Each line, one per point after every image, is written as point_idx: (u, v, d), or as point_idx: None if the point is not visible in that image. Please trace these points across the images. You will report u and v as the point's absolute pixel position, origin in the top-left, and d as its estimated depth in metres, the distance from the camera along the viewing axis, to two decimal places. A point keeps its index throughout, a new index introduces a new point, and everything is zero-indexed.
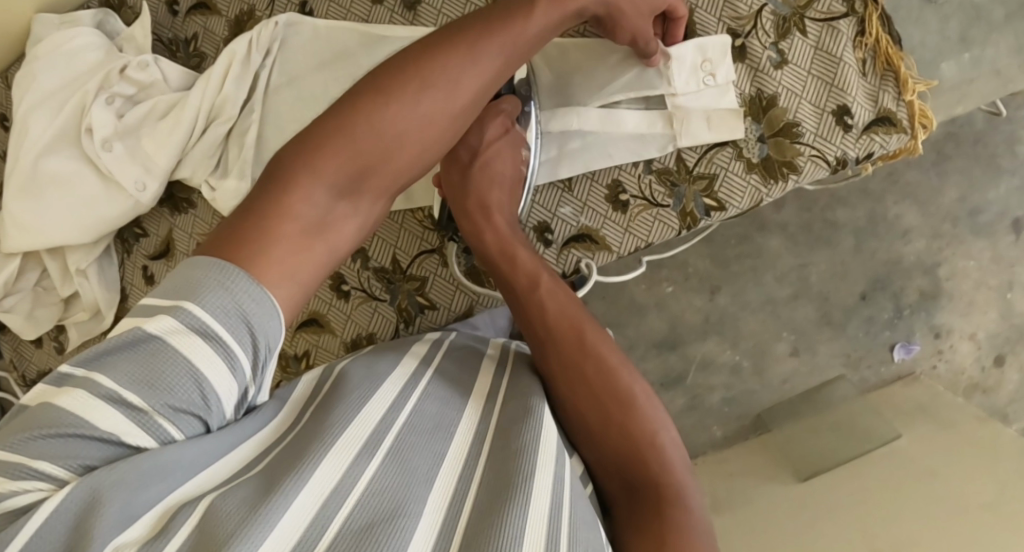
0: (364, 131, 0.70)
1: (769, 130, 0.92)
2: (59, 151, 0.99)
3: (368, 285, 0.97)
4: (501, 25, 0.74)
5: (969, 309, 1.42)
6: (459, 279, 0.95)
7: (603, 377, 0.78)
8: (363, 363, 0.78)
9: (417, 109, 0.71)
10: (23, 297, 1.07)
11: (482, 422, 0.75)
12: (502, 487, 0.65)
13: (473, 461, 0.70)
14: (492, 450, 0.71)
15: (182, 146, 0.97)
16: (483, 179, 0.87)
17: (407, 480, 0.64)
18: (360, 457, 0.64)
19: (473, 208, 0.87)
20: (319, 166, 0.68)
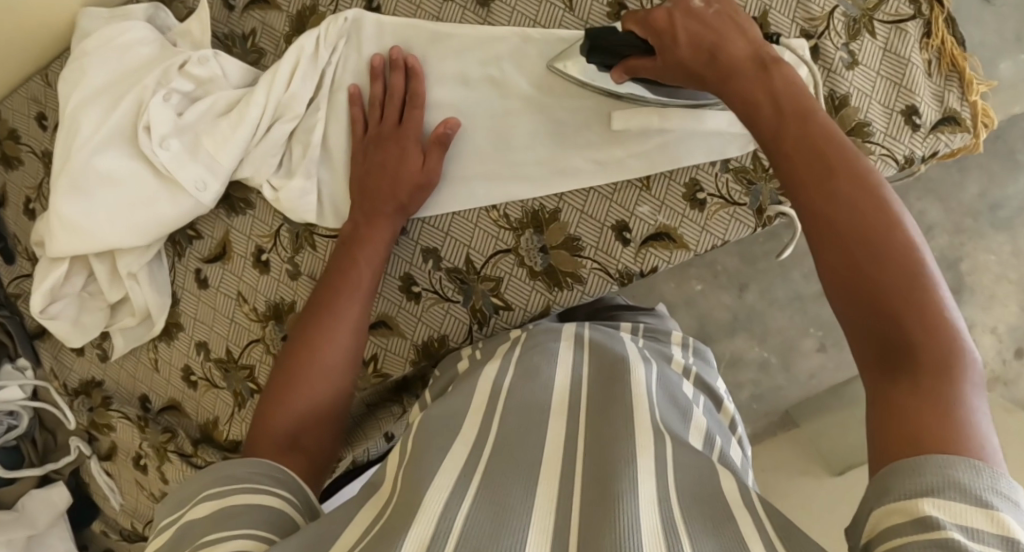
0: (306, 378, 0.82)
1: (841, 129, 0.93)
2: (110, 150, 0.94)
3: (439, 286, 0.95)
4: (357, 261, 0.90)
5: (989, 303, 1.47)
6: (535, 279, 0.94)
7: (869, 211, 0.61)
8: (436, 426, 0.76)
9: (335, 338, 0.85)
10: (69, 302, 1.02)
11: (570, 430, 0.76)
12: (598, 495, 0.64)
13: (573, 464, 0.70)
14: (586, 457, 0.70)
15: (245, 145, 0.94)
16: (715, 48, 0.76)
17: (508, 507, 0.62)
18: (452, 498, 0.63)
19: (736, 75, 0.74)
20: (275, 414, 0.80)
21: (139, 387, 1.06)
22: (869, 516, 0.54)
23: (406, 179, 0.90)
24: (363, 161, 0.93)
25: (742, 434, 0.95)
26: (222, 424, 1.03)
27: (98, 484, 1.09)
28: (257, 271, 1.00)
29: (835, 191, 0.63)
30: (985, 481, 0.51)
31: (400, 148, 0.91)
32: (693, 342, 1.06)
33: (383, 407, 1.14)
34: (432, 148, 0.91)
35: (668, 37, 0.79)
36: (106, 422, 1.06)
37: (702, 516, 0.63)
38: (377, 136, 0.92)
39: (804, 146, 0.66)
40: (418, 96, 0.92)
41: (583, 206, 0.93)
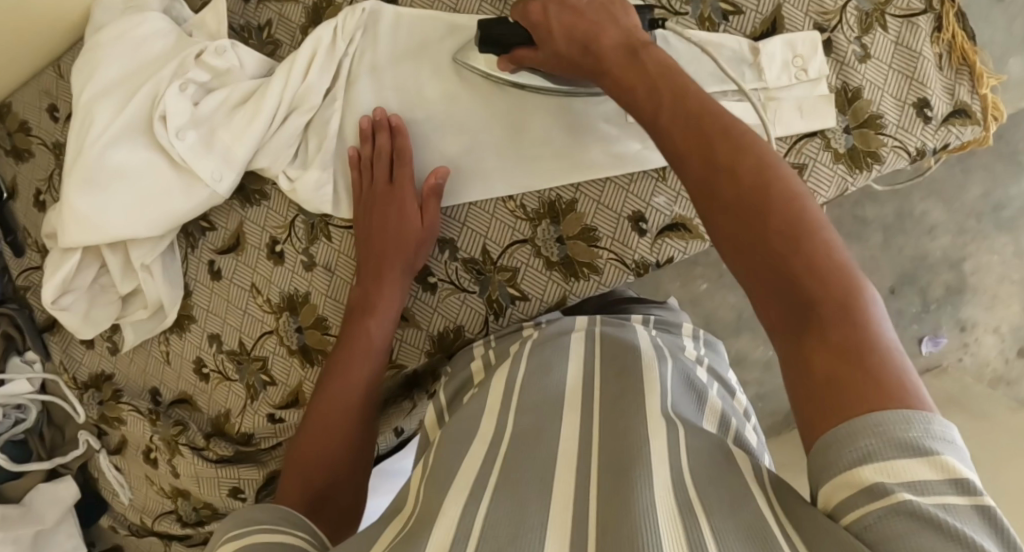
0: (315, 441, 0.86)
1: (854, 121, 0.94)
2: (124, 142, 0.94)
3: (456, 277, 0.95)
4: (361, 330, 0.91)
5: (992, 303, 1.49)
6: (552, 269, 0.94)
7: (763, 179, 0.65)
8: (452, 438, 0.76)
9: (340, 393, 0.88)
10: (80, 295, 1.01)
11: (586, 423, 0.75)
12: (618, 488, 0.62)
13: (587, 454, 0.70)
14: (601, 448, 0.70)
15: (262, 136, 0.94)
16: (594, 35, 0.80)
17: (522, 503, 0.62)
18: (466, 504, 0.62)
19: (617, 70, 0.78)
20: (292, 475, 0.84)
21: (149, 381, 1.06)
22: (819, 492, 0.57)
23: (411, 233, 0.92)
24: (362, 223, 0.94)
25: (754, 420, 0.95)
26: (234, 416, 1.03)
27: (107, 478, 1.08)
28: (271, 262, 0.99)
29: (725, 163, 0.66)
30: (919, 428, 0.54)
31: (396, 206, 0.92)
32: (702, 333, 1.06)
33: (394, 403, 1.14)
34: (428, 198, 0.92)
35: (544, 30, 0.83)
36: (117, 415, 1.05)
37: (720, 493, 0.62)
38: (371, 197, 0.93)
39: (684, 125, 0.70)
40: (405, 153, 0.93)
41: (600, 197, 0.93)
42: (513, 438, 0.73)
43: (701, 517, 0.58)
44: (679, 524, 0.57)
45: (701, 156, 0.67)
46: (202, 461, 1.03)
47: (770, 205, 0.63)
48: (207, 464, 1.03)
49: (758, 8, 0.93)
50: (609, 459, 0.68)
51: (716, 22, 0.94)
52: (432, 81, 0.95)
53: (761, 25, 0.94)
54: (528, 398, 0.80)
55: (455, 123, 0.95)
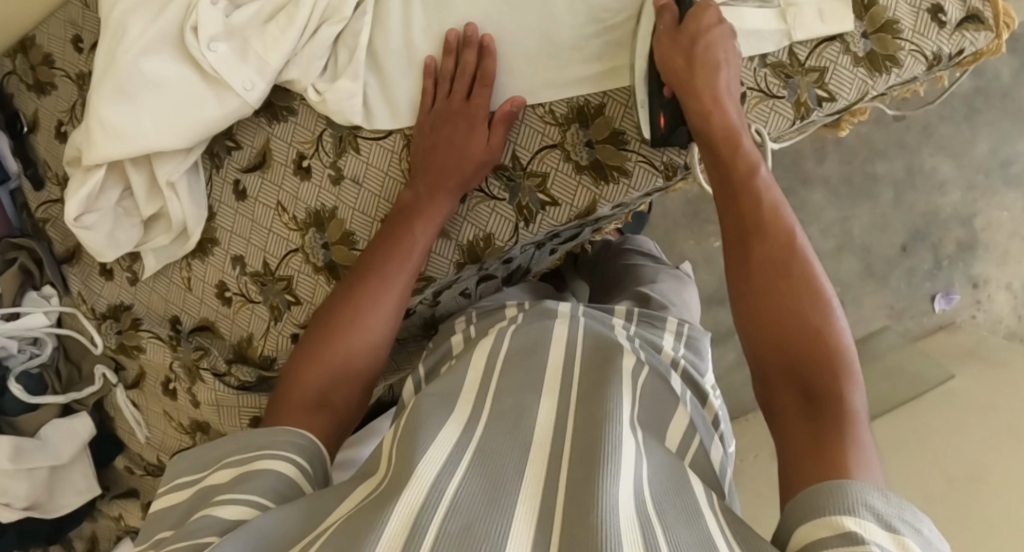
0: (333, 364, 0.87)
1: (872, 27, 0.96)
2: (158, 53, 0.95)
3: (486, 184, 0.95)
4: (402, 242, 0.93)
5: (1004, 259, 1.49)
6: (581, 173, 0.94)
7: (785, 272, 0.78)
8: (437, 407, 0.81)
9: (369, 323, 0.89)
10: (104, 216, 0.99)
11: (560, 412, 0.81)
12: (587, 473, 0.68)
13: (558, 443, 0.75)
14: (573, 436, 0.76)
15: (294, 48, 0.95)
16: (690, 67, 0.88)
17: (498, 481, 0.68)
18: (442, 469, 0.68)
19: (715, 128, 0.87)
20: (299, 389, 0.85)
21: (170, 309, 1.04)
22: (797, 529, 0.64)
23: (471, 156, 0.92)
24: (428, 128, 0.94)
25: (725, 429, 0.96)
26: (256, 340, 1.01)
27: (123, 416, 1.05)
28: (298, 179, 0.99)
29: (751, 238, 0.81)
30: (893, 508, 0.62)
31: (466, 125, 0.92)
32: (687, 331, 1.06)
33: (414, 343, 1.18)
34: (498, 126, 0.92)
35: (699, 35, 0.89)
36: (136, 343, 1.03)
37: (673, 506, 0.68)
38: (445, 109, 0.94)
39: (766, 199, 0.83)
40: (489, 73, 0.92)
41: (628, 100, 0.94)
42: (493, 417, 0.79)
43: (656, 525, 0.64)
44: (637, 528, 0.63)
45: (769, 221, 0.82)
46: (223, 387, 1.00)
47: (780, 289, 0.78)
48: (229, 390, 1.00)
49: None
50: (579, 446, 0.74)
51: None
52: None
53: None
54: (509, 378, 0.87)
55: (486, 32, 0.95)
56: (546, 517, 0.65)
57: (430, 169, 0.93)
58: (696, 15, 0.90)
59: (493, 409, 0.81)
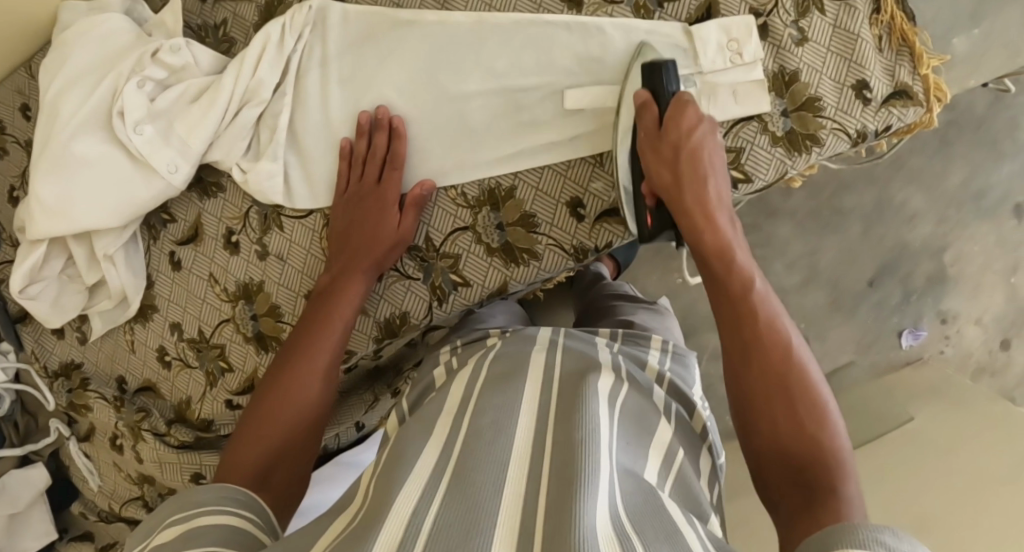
0: (275, 427, 0.85)
1: (792, 104, 0.94)
2: (89, 133, 0.98)
3: (401, 264, 0.98)
4: (330, 311, 0.93)
5: (975, 293, 1.46)
6: (492, 255, 0.96)
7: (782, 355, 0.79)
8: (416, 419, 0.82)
9: (307, 386, 0.88)
10: (48, 284, 1.05)
11: (538, 425, 0.78)
12: (563, 490, 0.66)
13: (538, 456, 0.72)
14: (554, 440, 0.74)
15: (216, 129, 0.98)
16: (682, 160, 0.88)
17: (479, 488, 0.67)
18: (424, 495, 0.66)
19: (689, 206, 0.88)
20: (242, 454, 0.82)
21: (116, 369, 1.09)
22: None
23: (383, 239, 0.94)
24: (344, 213, 0.96)
25: (713, 442, 0.94)
26: (194, 403, 1.06)
27: (76, 465, 1.11)
28: (228, 252, 1.03)
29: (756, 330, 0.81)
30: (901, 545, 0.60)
31: (379, 206, 0.94)
32: (673, 346, 1.04)
33: (357, 394, 1.22)
34: (411, 209, 0.95)
35: (680, 132, 0.89)
36: (84, 403, 1.09)
37: (652, 526, 0.67)
38: (357, 193, 0.95)
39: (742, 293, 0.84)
40: (398, 158, 0.95)
41: (538, 183, 0.95)
42: (472, 424, 0.77)
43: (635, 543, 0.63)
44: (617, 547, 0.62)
45: (749, 311, 0.82)
46: (163, 447, 1.06)
47: (771, 379, 0.78)
48: (168, 450, 1.06)
49: None
50: (558, 462, 0.70)
51: (651, 9, 0.94)
52: (379, 72, 0.97)
53: (695, 12, 0.94)
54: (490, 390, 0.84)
55: (404, 113, 0.96)
56: (527, 528, 0.64)
57: (352, 243, 0.95)
58: (678, 113, 0.89)
59: (474, 411, 0.80)
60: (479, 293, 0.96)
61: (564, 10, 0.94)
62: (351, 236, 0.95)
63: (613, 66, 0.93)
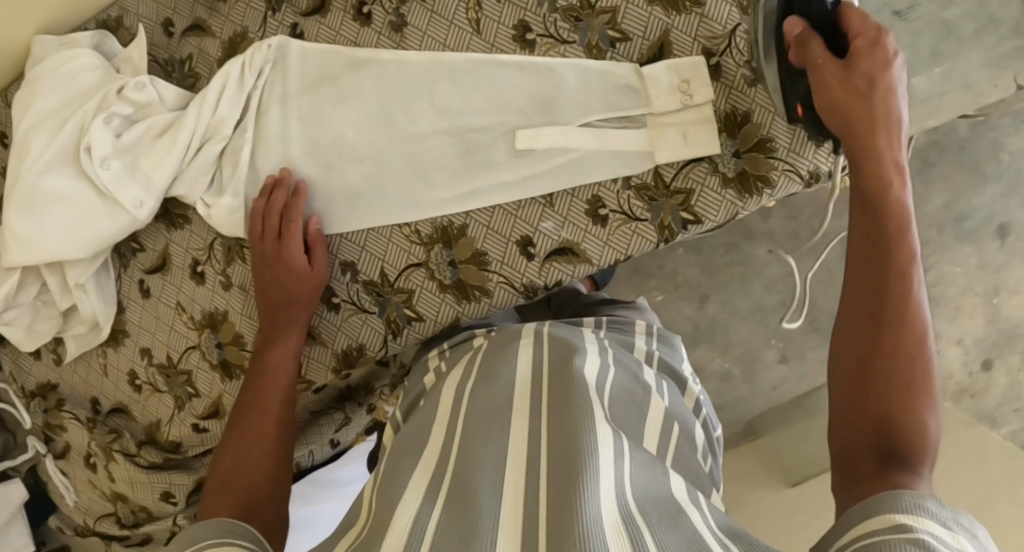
0: (247, 473, 0.86)
1: (744, 145, 0.93)
2: (58, 168, 1.01)
3: (357, 298, 1.00)
4: (270, 365, 0.96)
5: (956, 314, 1.44)
6: (445, 292, 0.97)
7: (903, 295, 0.77)
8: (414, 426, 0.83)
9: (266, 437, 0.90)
10: (23, 309, 1.09)
11: (531, 415, 0.78)
12: (565, 478, 0.67)
13: (534, 455, 0.72)
14: (549, 430, 0.74)
15: (179, 165, 1.00)
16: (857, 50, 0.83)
17: (480, 498, 0.67)
18: (420, 509, 0.67)
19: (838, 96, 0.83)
20: (222, 497, 0.81)
21: (90, 391, 1.13)
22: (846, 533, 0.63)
23: (301, 288, 0.97)
24: (258, 274, 0.98)
25: (707, 415, 0.97)
26: (163, 425, 1.10)
27: (53, 482, 1.15)
28: (194, 282, 1.06)
29: (888, 262, 0.79)
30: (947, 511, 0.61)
31: (285, 258, 0.96)
32: (657, 329, 1.05)
33: (326, 414, 1.25)
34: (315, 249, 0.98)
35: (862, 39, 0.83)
36: (59, 423, 1.13)
37: (657, 504, 0.67)
38: (262, 251, 0.98)
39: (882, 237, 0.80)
40: (295, 211, 0.97)
41: (489, 222, 0.96)
42: (463, 432, 0.78)
43: (640, 522, 0.63)
44: (621, 528, 0.62)
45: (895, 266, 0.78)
46: (133, 467, 1.10)
47: (882, 306, 0.78)
48: (139, 470, 1.10)
49: (645, 35, 0.94)
50: (556, 454, 0.70)
51: (603, 49, 0.95)
52: (336, 110, 0.99)
53: (647, 51, 0.94)
54: (483, 385, 0.85)
55: (361, 150, 0.98)
56: (531, 524, 0.64)
57: (273, 299, 0.97)
58: (865, 56, 0.82)
59: (467, 411, 0.80)
60: (432, 325, 0.98)
61: (516, 50, 0.96)
62: (271, 291, 0.97)
63: (563, 108, 0.94)
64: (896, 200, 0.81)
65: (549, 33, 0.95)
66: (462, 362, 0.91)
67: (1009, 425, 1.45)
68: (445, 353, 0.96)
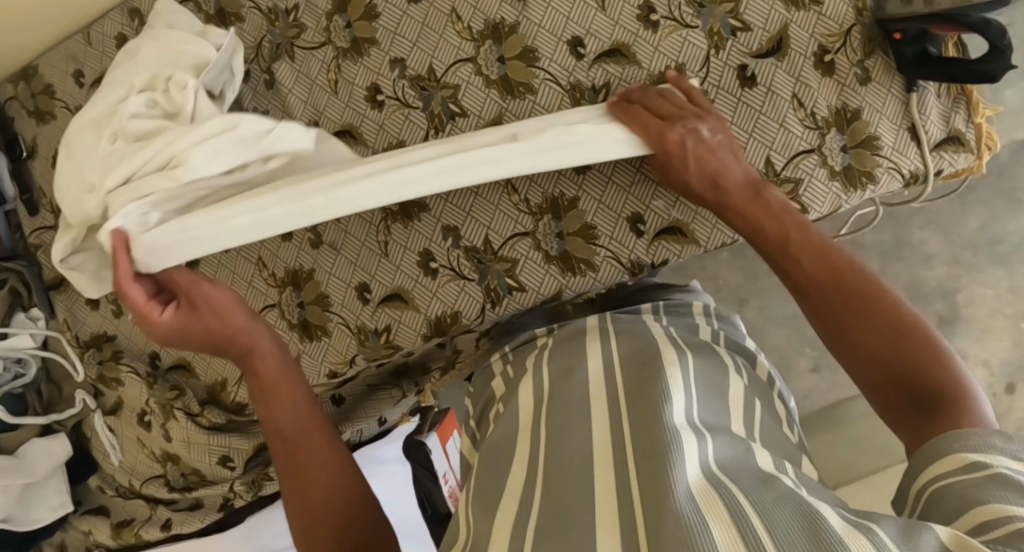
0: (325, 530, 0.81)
1: (852, 141, 0.96)
2: (94, 132, 0.90)
3: (456, 264, 0.98)
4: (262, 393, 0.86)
5: (984, 335, 1.49)
6: (550, 263, 0.97)
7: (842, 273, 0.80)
8: (497, 434, 0.80)
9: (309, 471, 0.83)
10: (88, 255, 1.01)
11: (618, 404, 0.75)
12: (653, 466, 0.64)
13: (624, 448, 0.69)
14: (631, 422, 0.71)
15: (132, 169, 0.85)
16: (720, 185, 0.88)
17: (574, 505, 0.65)
18: (525, 515, 0.67)
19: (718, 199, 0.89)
20: None
21: (150, 345, 1.08)
22: (921, 474, 0.65)
23: (216, 334, 0.85)
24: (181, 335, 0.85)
25: (781, 389, 0.89)
26: (230, 386, 1.05)
27: (100, 439, 1.10)
28: (279, 237, 1.03)
29: (825, 258, 0.82)
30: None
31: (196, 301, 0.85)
32: (714, 310, 0.98)
33: (383, 389, 1.20)
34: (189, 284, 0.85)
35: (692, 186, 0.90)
36: (115, 376, 1.07)
37: (746, 475, 0.64)
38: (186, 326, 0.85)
39: (799, 253, 0.83)
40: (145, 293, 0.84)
41: (601, 196, 0.96)
42: (554, 430, 0.75)
43: (734, 491, 0.60)
44: (718, 502, 0.59)
45: (817, 253, 0.82)
46: (195, 428, 1.05)
47: (839, 289, 0.79)
48: (200, 430, 1.05)
49: (765, 26, 0.96)
50: (642, 441, 0.68)
51: (724, 37, 0.96)
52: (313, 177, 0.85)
53: (766, 43, 0.96)
54: (559, 384, 0.82)
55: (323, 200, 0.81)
56: (630, 519, 0.61)
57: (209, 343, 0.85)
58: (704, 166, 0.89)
59: (552, 405, 0.78)
60: (534, 295, 0.97)
61: (640, 29, 0.97)
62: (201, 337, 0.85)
63: (582, 140, 0.86)
64: (789, 242, 0.84)
65: (673, 16, 0.97)
66: (534, 357, 0.89)
67: None
68: (508, 356, 0.95)
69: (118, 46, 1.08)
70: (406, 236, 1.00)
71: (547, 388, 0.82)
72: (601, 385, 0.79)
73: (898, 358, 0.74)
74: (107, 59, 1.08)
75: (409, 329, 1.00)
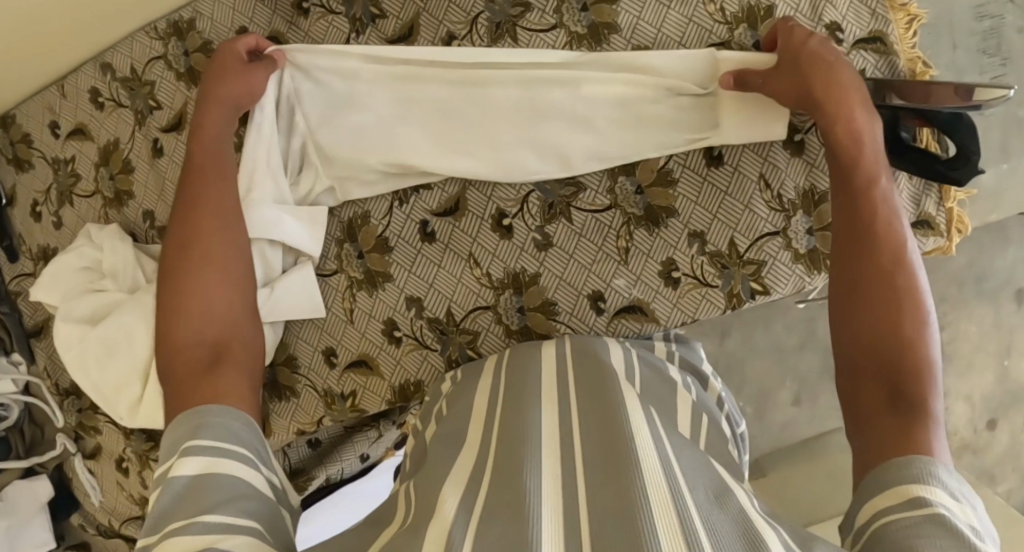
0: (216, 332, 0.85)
1: (818, 223, 0.93)
2: None
3: (420, 333, 1.00)
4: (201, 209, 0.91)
5: (967, 370, 1.47)
6: (511, 337, 0.98)
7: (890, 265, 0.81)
8: (442, 444, 0.78)
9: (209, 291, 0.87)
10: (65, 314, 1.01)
11: (562, 422, 0.74)
12: (607, 485, 0.62)
13: (575, 463, 0.67)
14: (584, 438, 0.70)
15: None
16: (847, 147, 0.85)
17: (520, 498, 0.62)
18: (467, 504, 0.64)
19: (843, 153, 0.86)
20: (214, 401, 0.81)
21: None
22: (870, 499, 0.65)
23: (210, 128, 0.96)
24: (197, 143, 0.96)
25: (730, 411, 0.91)
26: None
27: (81, 481, 1.14)
28: None
29: (872, 229, 0.83)
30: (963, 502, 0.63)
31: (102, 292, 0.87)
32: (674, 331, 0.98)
33: (360, 430, 1.20)
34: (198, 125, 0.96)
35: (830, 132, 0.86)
36: (93, 425, 1.11)
37: (703, 487, 0.63)
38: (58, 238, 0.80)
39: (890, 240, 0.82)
40: None
41: (562, 273, 0.97)
42: (499, 439, 0.73)
43: (692, 512, 0.59)
44: (673, 515, 0.58)
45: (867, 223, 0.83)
46: None
47: (885, 286, 0.79)
48: None
49: None
50: (594, 451, 0.67)
51: None
52: None
53: None
54: (509, 403, 0.79)
55: None
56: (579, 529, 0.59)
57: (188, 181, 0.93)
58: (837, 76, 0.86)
59: (496, 427, 0.75)
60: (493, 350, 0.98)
61: None
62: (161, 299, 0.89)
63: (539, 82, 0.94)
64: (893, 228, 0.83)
65: None
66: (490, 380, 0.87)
67: (1006, 483, 1.49)
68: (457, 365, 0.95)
69: (91, 99, 1.09)
70: (371, 305, 1.01)
71: (492, 412, 0.79)
72: (548, 404, 0.77)
73: (898, 350, 0.76)
74: (81, 112, 1.09)
75: (374, 389, 1.02)
